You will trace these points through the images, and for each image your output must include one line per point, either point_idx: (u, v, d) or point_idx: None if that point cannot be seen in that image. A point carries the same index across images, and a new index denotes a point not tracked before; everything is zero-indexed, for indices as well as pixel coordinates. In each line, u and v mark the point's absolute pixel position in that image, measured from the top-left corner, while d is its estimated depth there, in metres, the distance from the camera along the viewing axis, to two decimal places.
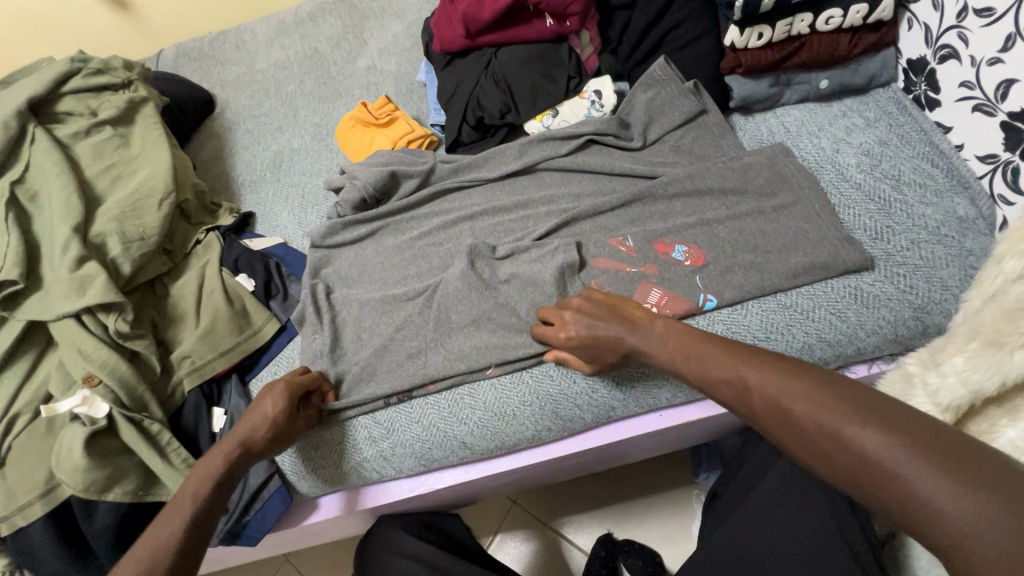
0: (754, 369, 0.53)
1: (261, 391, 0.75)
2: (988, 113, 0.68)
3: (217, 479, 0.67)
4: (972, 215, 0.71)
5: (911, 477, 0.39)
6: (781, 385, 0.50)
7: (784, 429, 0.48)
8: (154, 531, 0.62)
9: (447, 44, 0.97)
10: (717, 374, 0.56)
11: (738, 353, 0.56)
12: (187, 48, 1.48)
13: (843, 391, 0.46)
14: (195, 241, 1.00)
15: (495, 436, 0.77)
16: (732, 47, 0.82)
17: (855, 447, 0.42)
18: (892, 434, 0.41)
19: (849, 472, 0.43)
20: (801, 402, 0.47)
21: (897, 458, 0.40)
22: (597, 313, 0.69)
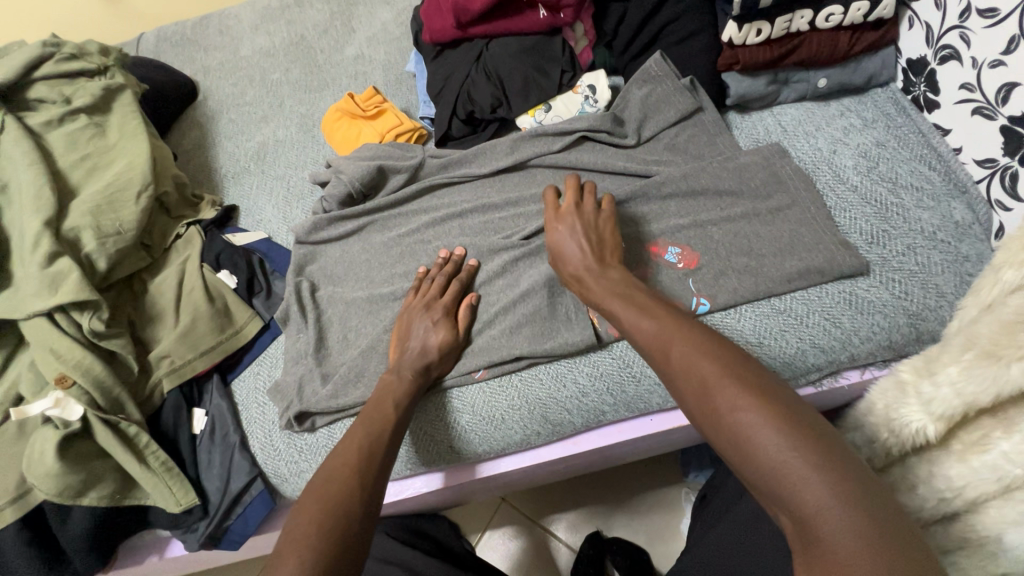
0: (698, 349, 0.52)
1: (421, 317, 0.77)
2: (989, 117, 0.66)
3: (382, 442, 0.64)
4: (969, 221, 0.70)
5: (772, 446, 0.43)
6: (695, 350, 0.53)
7: (701, 406, 0.49)
8: (361, 430, 0.65)
9: (437, 35, 0.93)
10: (646, 329, 0.59)
11: (683, 325, 0.56)
12: (168, 32, 1.43)
13: (773, 393, 0.46)
14: (175, 235, 0.97)
15: (484, 440, 0.76)
16: (730, 44, 0.79)
17: (764, 445, 0.43)
18: (803, 444, 0.42)
19: (748, 462, 0.44)
20: (727, 385, 0.48)
21: (798, 466, 0.41)
22: (593, 229, 0.74)
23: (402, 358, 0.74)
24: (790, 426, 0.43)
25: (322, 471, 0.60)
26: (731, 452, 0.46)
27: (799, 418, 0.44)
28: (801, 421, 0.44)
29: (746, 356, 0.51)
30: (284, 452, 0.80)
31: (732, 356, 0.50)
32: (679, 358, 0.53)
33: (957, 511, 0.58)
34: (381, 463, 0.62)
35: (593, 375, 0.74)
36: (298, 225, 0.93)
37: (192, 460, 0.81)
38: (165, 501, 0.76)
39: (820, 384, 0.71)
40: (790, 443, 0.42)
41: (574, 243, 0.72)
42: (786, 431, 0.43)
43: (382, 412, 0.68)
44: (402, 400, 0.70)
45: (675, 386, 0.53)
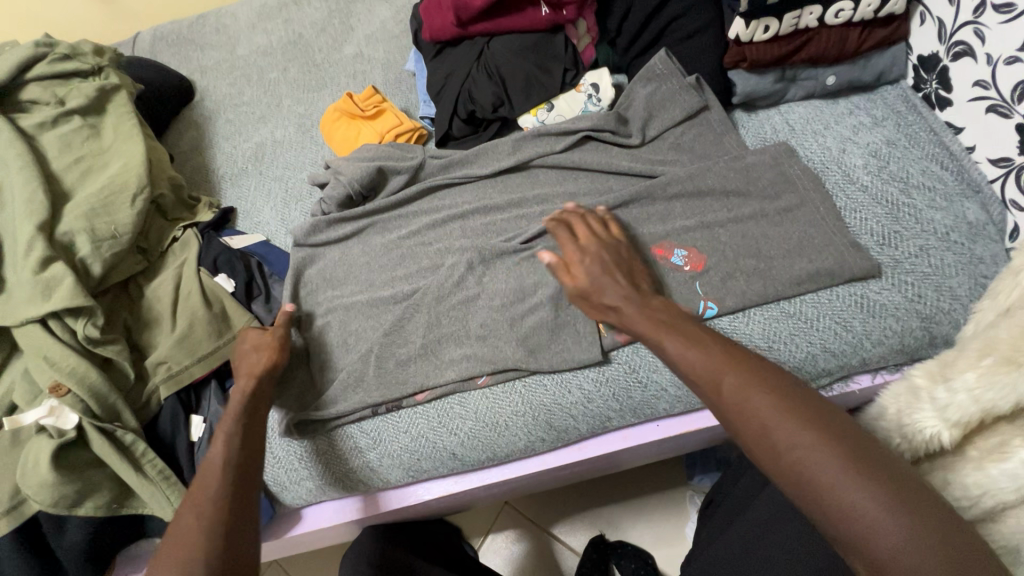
0: (754, 384, 0.49)
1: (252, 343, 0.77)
2: (1004, 115, 0.65)
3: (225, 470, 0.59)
4: (983, 221, 0.68)
5: (853, 500, 0.42)
6: (751, 385, 0.50)
7: (763, 441, 0.47)
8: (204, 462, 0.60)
9: (437, 33, 0.92)
10: (689, 357, 0.55)
11: (732, 349, 0.54)
12: (164, 32, 1.41)
13: (836, 430, 0.46)
14: (171, 238, 0.96)
15: (486, 447, 0.74)
16: (736, 41, 0.78)
17: (839, 485, 0.42)
18: (880, 494, 0.41)
19: (819, 502, 0.43)
20: (796, 428, 0.46)
21: (875, 509, 0.41)
22: (615, 254, 0.70)
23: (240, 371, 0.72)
24: (860, 467, 0.43)
25: (182, 508, 0.56)
26: (798, 492, 0.44)
27: (872, 464, 0.43)
28: (870, 460, 0.44)
29: (800, 384, 0.49)
30: (284, 459, 0.78)
31: (789, 387, 0.49)
32: (734, 392, 0.50)
33: (977, 520, 0.56)
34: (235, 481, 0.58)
35: (598, 381, 0.72)
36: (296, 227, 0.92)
37: (190, 468, 0.79)
38: (163, 511, 0.75)
39: (830, 389, 0.70)
40: (865, 485, 0.42)
41: (603, 274, 0.67)
42: (863, 482, 0.42)
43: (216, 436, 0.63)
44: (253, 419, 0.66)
45: (728, 420, 0.50)
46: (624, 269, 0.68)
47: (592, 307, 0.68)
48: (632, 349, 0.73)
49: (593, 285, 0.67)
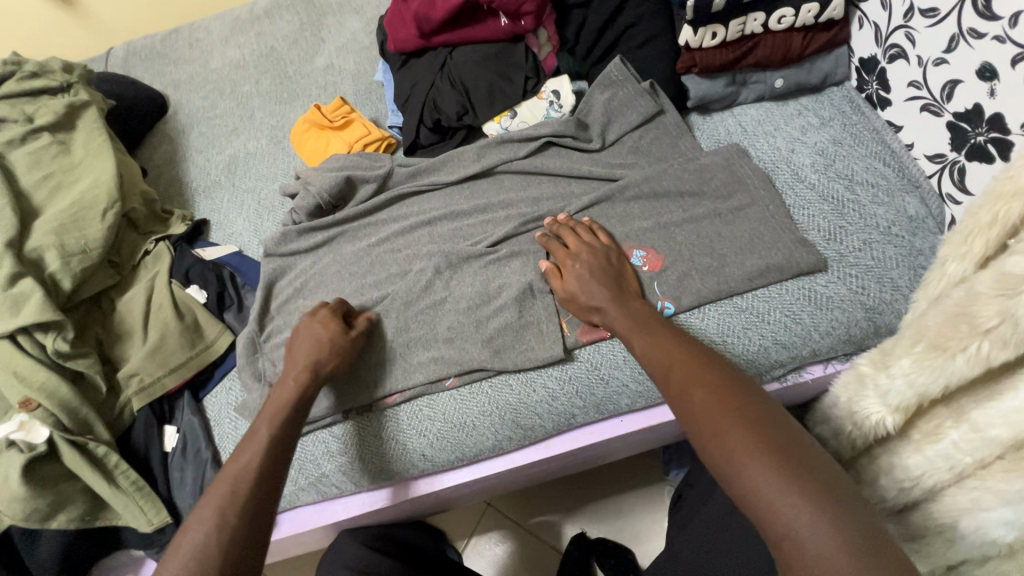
0: (695, 375, 0.54)
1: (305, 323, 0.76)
2: (935, 113, 0.68)
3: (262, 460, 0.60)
4: (922, 214, 0.71)
5: (751, 471, 0.45)
6: (694, 374, 0.54)
7: (692, 425, 0.51)
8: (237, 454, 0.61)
9: (402, 44, 0.94)
10: (652, 352, 0.60)
11: (689, 348, 0.58)
12: (138, 46, 1.42)
13: (758, 417, 0.48)
14: (144, 251, 0.96)
15: (455, 448, 0.76)
16: (687, 47, 0.81)
17: (745, 463, 0.45)
18: (780, 470, 0.44)
19: (730, 479, 0.46)
20: (720, 410, 0.50)
21: (774, 486, 0.43)
22: (604, 258, 0.73)
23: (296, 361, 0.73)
24: (770, 450, 0.45)
25: (206, 498, 0.56)
26: (716, 470, 0.48)
27: (780, 446, 0.46)
28: (784, 446, 0.46)
29: (740, 380, 0.53)
30: None
31: (730, 380, 0.53)
32: (678, 380, 0.55)
33: (917, 499, 0.58)
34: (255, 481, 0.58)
35: (562, 379, 0.74)
36: (268, 237, 0.94)
37: (164, 478, 0.80)
38: (137, 521, 0.75)
39: (784, 380, 0.72)
40: (767, 464, 0.44)
41: (590, 280, 0.71)
42: (767, 458, 0.45)
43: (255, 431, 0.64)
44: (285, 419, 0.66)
45: (672, 406, 0.55)
46: (609, 274, 0.72)
47: (581, 310, 0.71)
48: (594, 347, 0.75)
49: (574, 287, 0.72)
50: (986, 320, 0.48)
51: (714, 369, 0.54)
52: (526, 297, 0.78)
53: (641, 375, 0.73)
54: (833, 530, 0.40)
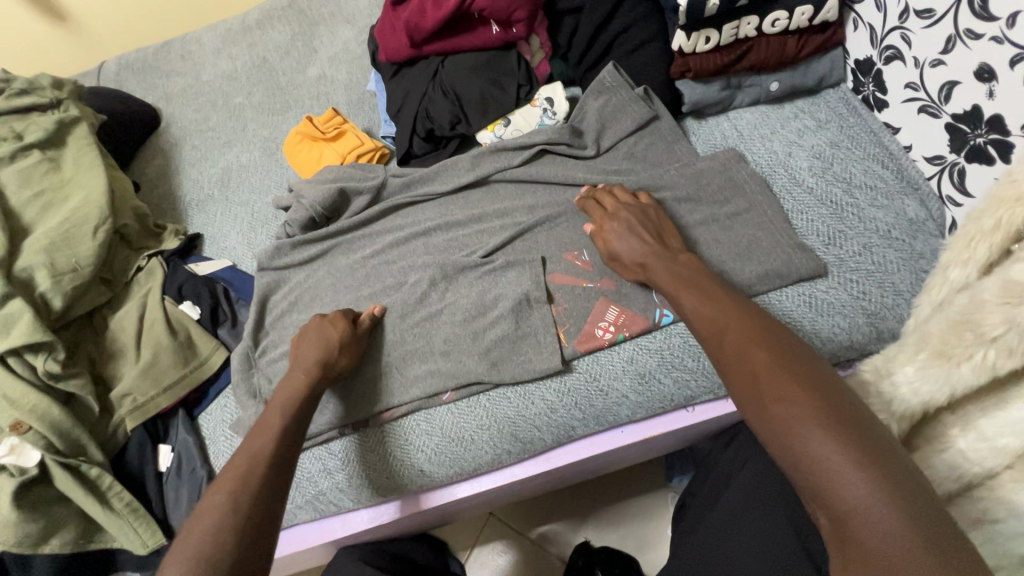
0: (750, 337, 0.53)
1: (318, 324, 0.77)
2: (933, 115, 0.67)
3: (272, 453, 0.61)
4: (922, 217, 0.70)
5: (805, 431, 0.43)
6: (749, 335, 0.53)
7: (750, 391, 0.49)
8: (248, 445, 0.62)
9: (393, 54, 0.94)
10: (705, 313, 0.58)
11: (749, 315, 0.56)
12: (130, 60, 1.42)
13: (823, 391, 0.46)
14: (136, 268, 0.96)
15: (453, 462, 0.75)
16: (680, 52, 0.80)
17: (807, 432, 0.43)
18: (836, 434, 0.42)
19: (786, 447, 0.44)
20: (775, 371, 0.48)
21: (839, 457, 0.41)
22: (642, 215, 0.74)
23: (301, 357, 0.74)
24: (836, 422, 0.43)
25: (221, 483, 0.56)
26: (772, 439, 0.45)
27: (839, 412, 0.44)
28: (850, 419, 0.43)
29: (802, 351, 0.50)
30: None
31: (792, 350, 0.50)
32: (732, 341, 0.53)
33: None
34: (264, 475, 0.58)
35: (561, 391, 0.73)
36: (261, 251, 0.93)
37: (158, 498, 0.79)
38: (131, 544, 0.74)
39: None
40: (832, 434, 0.42)
41: (630, 236, 0.71)
42: (823, 421, 0.43)
43: (266, 424, 0.65)
44: (294, 418, 0.66)
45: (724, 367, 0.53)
46: (649, 229, 0.72)
47: (627, 270, 0.72)
48: (592, 358, 0.74)
49: (618, 242, 0.72)
50: (991, 328, 0.48)
51: (774, 338, 0.52)
52: (522, 308, 0.77)
53: (641, 385, 0.72)
54: (902, 509, 0.37)
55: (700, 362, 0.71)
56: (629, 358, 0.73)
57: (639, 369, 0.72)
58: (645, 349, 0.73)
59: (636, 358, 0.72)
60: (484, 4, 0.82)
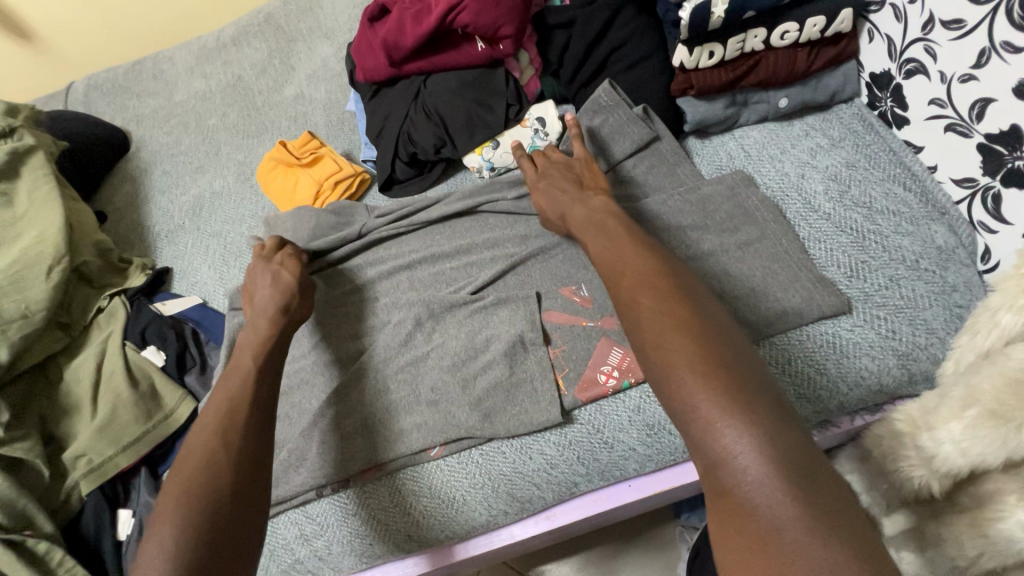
0: (645, 280, 0.50)
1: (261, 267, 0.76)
2: (963, 134, 0.61)
3: (241, 400, 0.59)
4: (952, 244, 0.64)
5: (683, 378, 0.42)
6: (643, 277, 0.51)
7: (635, 334, 0.47)
8: (219, 395, 0.60)
9: (371, 74, 0.87)
10: (608, 255, 0.56)
11: (646, 256, 0.53)
12: (99, 80, 1.35)
13: (703, 330, 0.45)
14: (97, 309, 0.88)
15: (444, 525, 0.67)
16: (681, 68, 0.73)
17: (683, 376, 0.42)
18: (713, 380, 0.41)
19: (665, 391, 0.43)
20: (661, 315, 0.46)
21: (710, 401, 0.40)
22: (567, 167, 0.72)
23: (271, 285, 0.73)
24: (713, 369, 0.42)
25: (186, 445, 0.55)
26: (655, 384, 0.44)
27: (717, 357, 0.43)
28: (727, 361, 0.42)
29: (688, 290, 0.49)
30: None
31: (680, 290, 0.49)
32: (627, 283, 0.51)
33: None
34: (248, 422, 0.57)
35: (561, 445, 0.66)
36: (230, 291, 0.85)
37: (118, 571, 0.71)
38: None
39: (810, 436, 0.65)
40: (705, 380, 0.41)
41: (553, 189, 0.70)
42: (702, 367, 0.42)
43: (240, 367, 0.63)
44: (263, 357, 0.64)
45: (617, 310, 0.51)
46: (572, 179, 0.70)
47: (553, 223, 0.71)
48: (595, 407, 0.67)
49: (544, 199, 0.71)
50: None
51: (664, 276, 0.50)
52: (517, 353, 0.70)
53: (650, 437, 0.65)
54: (768, 454, 0.37)
55: None
56: (637, 407, 0.65)
57: (647, 419, 0.65)
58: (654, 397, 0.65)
59: (644, 408, 0.65)
60: (468, 19, 0.76)
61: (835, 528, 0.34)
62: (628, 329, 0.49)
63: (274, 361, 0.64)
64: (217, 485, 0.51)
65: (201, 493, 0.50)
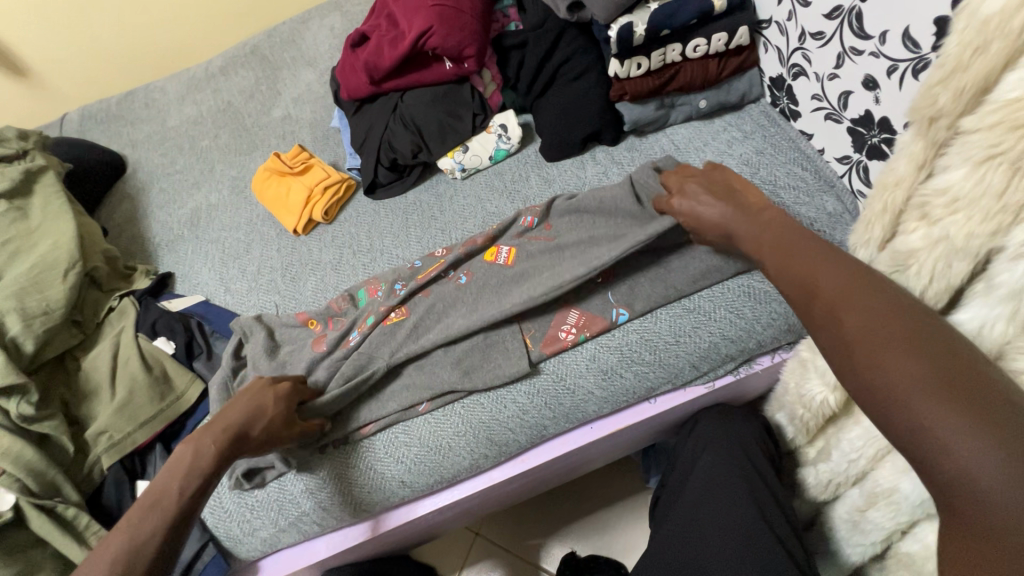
0: (844, 294, 0.48)
1: (257, 387, 0.73)
2: (836, 121, 0.77)
3: (145, 549, 0.59)
4: (839, 210, 0.79)
5: (919, 408, 0.40)
6: (845, 289, 0.48)
7: (839, 351, 0.46)
8: (122, 531, 0.60)
9: (354, 92, 1.00)
10: (793, 273, 0.54)
11: (842, 267, 0.50)
12: (93, 110, 1.45)
13: (927, 348, 0.43)
14: (108, 308, 0.97)
15: (433, 471, 0.77)
16: (616, 78, 0.88)
17: (919, 404, 0.40)
18: (956, 409, 0.39)
19: (895, 418, 0.42)
20: (877, 336, 0.44)
21: (956, 432, 0.38)
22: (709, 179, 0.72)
23: (220, 419, 0.70)
24: (956, 396, 0.39)
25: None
26: (872, 404, 0.43)
27: (955, 381, 0.40)
28: (968, 387, 0.40)
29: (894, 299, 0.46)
30: (235, 512, 0.79)
31: (887, 302, 0.46)
32: (824, 300, 0.49)
33: None
34: (144, 567, 0.58)
35: (531, 393, 0.77)
36: (239, 320, 0.92)
37: None
38: None
39: (737, 372, 0.79)
40: (947, 408, 0.39)
41: (693, 190, 0.72)
42: (941, 393, 0.40)
43: (161, 492, 0.63)
44: (189, 484, 0.64)
45: (816, 329, 0.49)
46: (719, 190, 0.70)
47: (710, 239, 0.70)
48: (558, 359, 0.78)
49: (692, 219, 0.71)
50: None
51: (865, 289, 0.48)
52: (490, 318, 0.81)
53: (605, 381, 0.77)
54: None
55: (656, 356, 0.76)
56: (591, 356, 0.77)
57: (601, 366, 0.77)
58: (606, 347, 0.78)
59: (598, 357, 0.77)
60: (437, 42, 0.89)
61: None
62: (831, 349, 0.47)
63: (201, 486, 0.65)
64: None
65: None
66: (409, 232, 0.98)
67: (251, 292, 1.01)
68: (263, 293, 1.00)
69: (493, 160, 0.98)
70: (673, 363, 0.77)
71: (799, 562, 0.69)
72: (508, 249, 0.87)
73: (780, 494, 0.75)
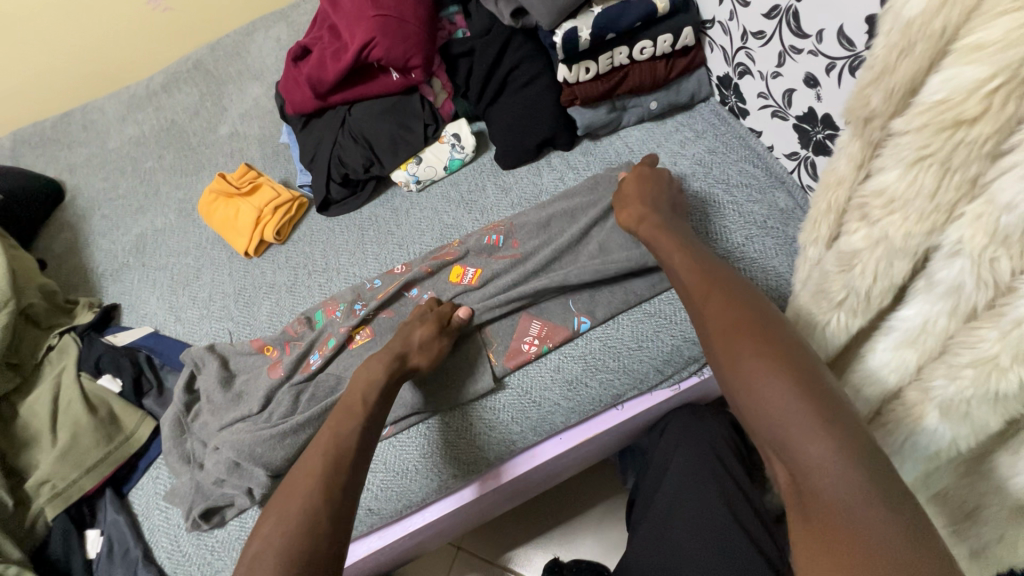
0: (735, 320, 0.51)
1: (412, 317, 0.77)
2: (782, 118, 0.77)
3: (344, 454, 0.61)
4: (791, 206, 0.80)
5: (793, 429, 0.42)
6: (736, 316, 0.51)
7: (722, 353, 0.50)
8: (332, 434, 0.64)
9: (300, 107, 0.98)
10: (694, 297, 0.57)
11: (738, 296, 0.54)
12: (27, 135, 1.37)
13: (791, 349, 0.47)
14: (47, 347, 0.91)
15: (401, 496, 0.75)
16: (565, 82, 0.87)
17: (790, 425, 0.42)
18: (821, 432, 0.41)
19: (774, 437, 0.44)
20: (759, 358, 0.47)
21: (820, 455, 0.40)
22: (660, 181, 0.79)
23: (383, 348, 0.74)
24: (822, 421, 0.42)
25: (288, 481, 0.60)
26: (756, 419, 0.45)
27: (826, 408, 0.42)
28: (834, 413, 0.42)
29: (776, 314, 0.51)
30: (194, 555, 0.74)
31: (772, 330, 0.49)
32: (718, 324, 0.52)
33: None
34: (350, 462, 0.61)
35: (496, 409, 0.76)
36: (189, 352, 0.88)
37: None
38: None
39: (702, 373, 0.79)
40: (813, 431, 0.41)
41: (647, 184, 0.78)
42: (810, 418, 0.42)
43: (350, 407, 0.67)
44: (371, 391, 0.68)
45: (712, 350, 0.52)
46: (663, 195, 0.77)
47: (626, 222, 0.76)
48: (523, 372, 0.77)
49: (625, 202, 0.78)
50: None
51: (754, 317, 0.51)
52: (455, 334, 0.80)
53: (570, 391, 0.76)
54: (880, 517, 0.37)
55: (620, 362, 0.76)
56: (556, 367, 0.76)
57: (566, 376, 0.76)
58: (571, 356, 0.77)
59: (563, 367, 0.76)
60: (381, 53, 0.87)
61: (924, 543, 0.36)
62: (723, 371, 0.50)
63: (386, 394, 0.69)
64: (314, 525, 0.54)
65: (301, 536, 0.53)
66: (365, 248, 0.95)
67: (203, 320, 0.97)
68: (215, 320, 0.96)
69: (448, 170, 0.96)
70: (637, 368, 0.76)
71: (769, 558, 0.69)
72: (475, 270, 0.84)
73: (748, 490, 0.76)
